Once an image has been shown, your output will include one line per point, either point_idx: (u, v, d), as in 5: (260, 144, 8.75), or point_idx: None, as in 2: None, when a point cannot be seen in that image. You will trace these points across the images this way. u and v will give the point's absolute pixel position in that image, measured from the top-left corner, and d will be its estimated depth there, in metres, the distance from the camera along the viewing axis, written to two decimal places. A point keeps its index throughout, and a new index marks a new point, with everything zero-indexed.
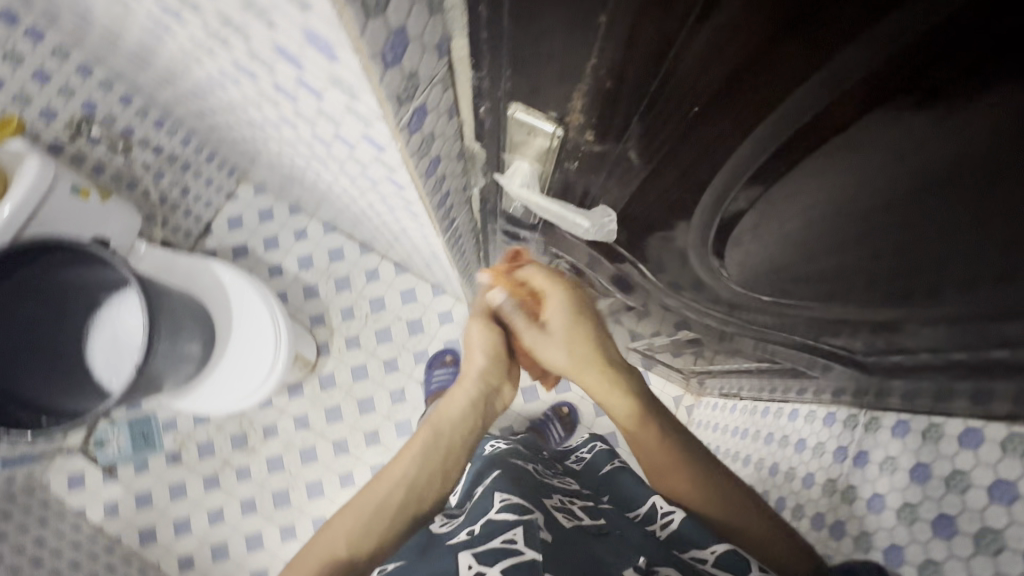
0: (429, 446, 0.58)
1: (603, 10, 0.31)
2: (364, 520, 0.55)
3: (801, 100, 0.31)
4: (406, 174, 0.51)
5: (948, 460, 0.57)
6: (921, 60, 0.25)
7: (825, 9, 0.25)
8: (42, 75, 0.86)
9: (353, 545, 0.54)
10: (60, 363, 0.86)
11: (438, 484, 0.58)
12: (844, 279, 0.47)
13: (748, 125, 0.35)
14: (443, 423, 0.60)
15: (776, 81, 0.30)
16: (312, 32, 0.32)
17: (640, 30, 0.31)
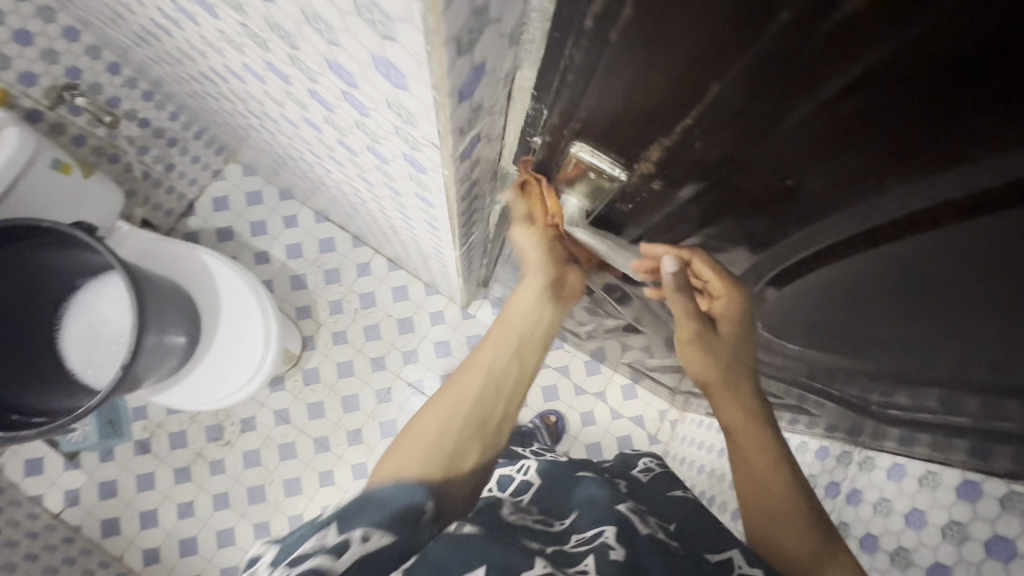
0: (508, 330, 0.59)
1: (719, 77, 0.29)
2: (457, 407, 0.53)
3: (909, 186, 0.31)
4: (444, 196, 0.49)
5: (945, 509, 0.59)
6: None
7: (948, 112, 0.25)
8: (23, 36, 0.79)
9: (446, 437, 0.50)
10: (29, 354, 0.79)
11: (517, 375, 0.57)
12: (888, 334, 0.49)
13: (841, 196, 0.35)
14: (517, 324, 0.60)
15: (889, 166, 0.30)
16: (387, 61, 0.29)
17: (757, 101, 0.30)
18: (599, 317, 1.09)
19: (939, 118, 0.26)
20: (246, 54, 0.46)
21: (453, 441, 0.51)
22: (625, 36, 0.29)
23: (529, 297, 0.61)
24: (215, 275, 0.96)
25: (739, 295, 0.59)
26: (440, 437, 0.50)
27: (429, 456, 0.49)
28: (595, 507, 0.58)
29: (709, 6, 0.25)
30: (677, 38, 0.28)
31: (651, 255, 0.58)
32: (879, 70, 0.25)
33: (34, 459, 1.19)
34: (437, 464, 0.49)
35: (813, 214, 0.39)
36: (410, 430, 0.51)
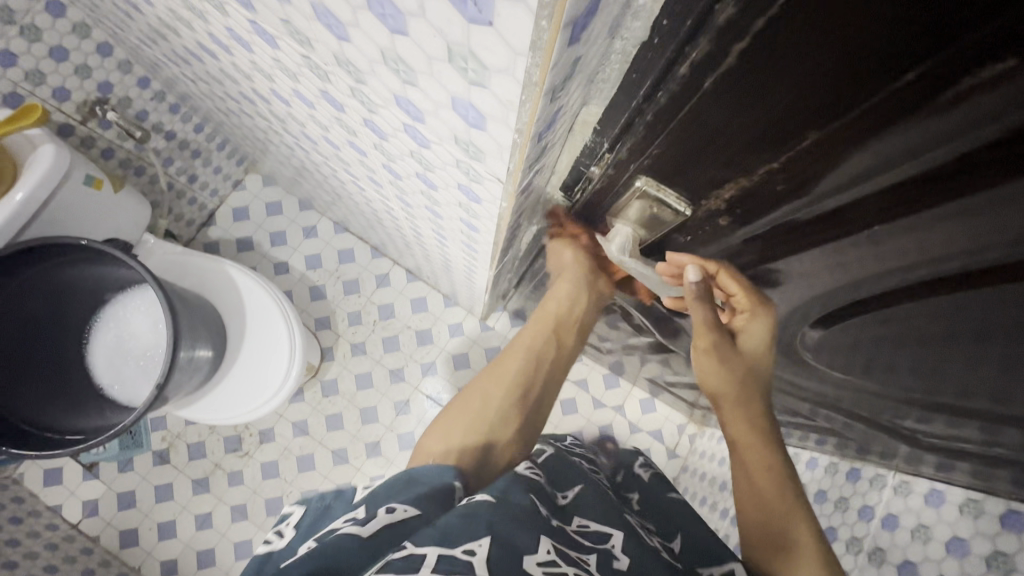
0: (540, 326, 0.77)
1: (816, 126, 0.29)
2: (496, 387, 0.73)
3: (993, 259, 0.31)
4: (493, 224, 0.48)
5: (989, 539, 0.59)
6: None
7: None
8: (60, 52, 0.79)
9: (485, 410, 0.70)
10: (60, 368, 0.79)
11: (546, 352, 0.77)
12: (942, 376, 0.48)
13: (918, 252, 0.35)
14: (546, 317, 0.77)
15: (972, 232, 0.30)
16: (468, 104, 0.29)
17: (851, 149, 0.30)
18: (622, 332, 1.09)
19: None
20: (301, 82, 0.46)
21: (491, 413, 0.70)
22: (720, 83, 0.29)
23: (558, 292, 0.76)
24: (243, 290, 0.96)
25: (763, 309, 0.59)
26: (479, 412, 0.69)
27: (468, 431, 0.67)
28: (607, 509, 0.61)
29: (826, 56, 0.25)
30: (772, 82, 0.27)
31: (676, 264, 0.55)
32: (988, 136, 0.25)
33: (53, 469, 1.19)
34: (478, 433, 0.67)
35: (887, 264, 0.38)
36: (462, 405, 0.71)
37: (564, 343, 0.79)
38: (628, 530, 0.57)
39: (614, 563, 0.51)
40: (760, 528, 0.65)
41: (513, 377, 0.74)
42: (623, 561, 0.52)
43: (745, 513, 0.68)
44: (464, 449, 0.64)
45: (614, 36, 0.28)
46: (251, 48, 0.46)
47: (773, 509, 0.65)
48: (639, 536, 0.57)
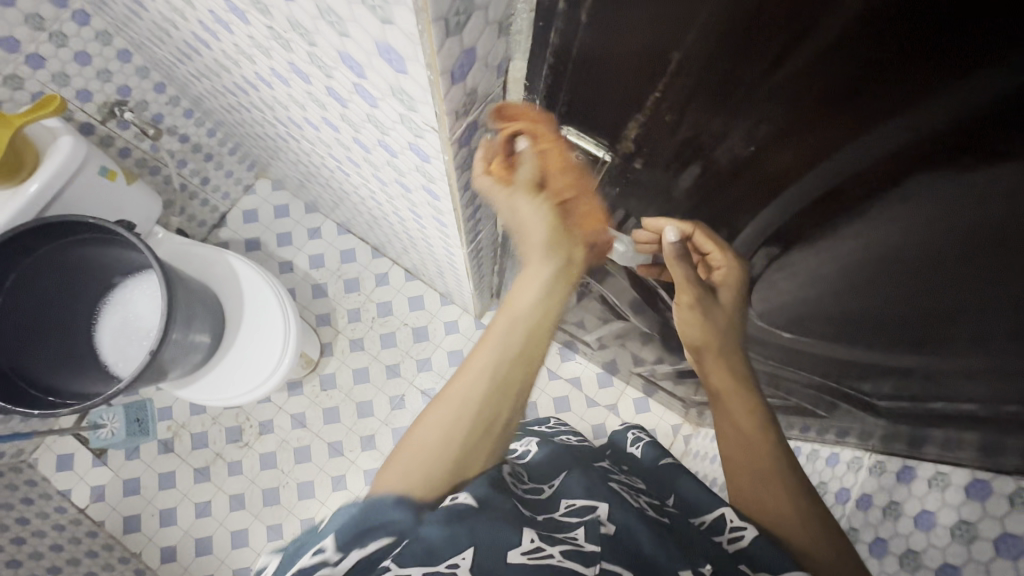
0: (508, 320, 0.49)
1: (679, 45, 0.33)
2: (455, 416, 0.47)
3: (876, 140, 0.33)
4: (446, 186, 0.52)
5: (954, 509, 0.58)
6: (982, 121, 0.28)
7: (907, 57, 0.27)
8: (83, 57, 0.88)
9: (444, 445, 0.47)
10: (73, 343, 0.86)
11: (523, 364, 0.48)
12: (877, 321, 0.50)
13: (813, 154, 0.37)
14: (522, 307, 0.49)
15: (850, 136, 0.34)
16: (387, 45, 0.33)
17: (728, 64, 0.33)
18: (610, 324, 1.10)
19: (883, 54, 0.28)
20: (273, 58, 0.51)
21: (451, 448, 0.47)
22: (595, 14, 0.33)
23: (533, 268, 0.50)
24: (242, 277, 1.01)
25: (738, 267, 0.57)
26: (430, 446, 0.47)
27: (421, 475, 0.47)
28: (588, 482, 0.60)
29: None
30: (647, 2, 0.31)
31: (653, 229, 0.58)
32: (816, 16, 0.28)
33: (66, 455, 1.25)
34: (440, 466, 0.47)
35: (795, 179, 0.40)
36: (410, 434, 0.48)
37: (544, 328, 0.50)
38: (608, 497, 0.57)
39: (602, 530, 0.51)
40: (751, 494, 0.63)
41: (473, 391, 0.47)
42: (609, 527, 0.52)
43: (731, 461, 0.65)
44: (432, 471, 0.47)
45: None
46: (230, 29, 0.53)
47: (761, 463, 0.63)
48: (618, 497, 0.58)
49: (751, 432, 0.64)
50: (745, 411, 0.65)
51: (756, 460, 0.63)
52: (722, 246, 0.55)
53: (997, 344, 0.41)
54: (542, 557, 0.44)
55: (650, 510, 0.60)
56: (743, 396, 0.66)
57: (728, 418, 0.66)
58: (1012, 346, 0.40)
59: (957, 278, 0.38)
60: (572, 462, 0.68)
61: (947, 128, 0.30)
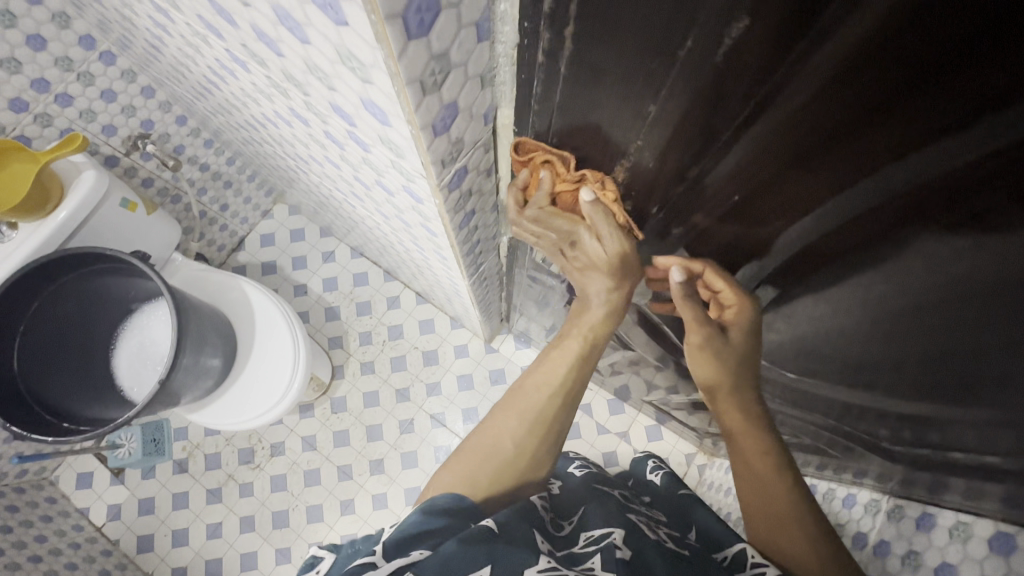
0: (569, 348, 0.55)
1: (654, 98, 0.34)
2: (525, 427, 0.53)
3: (866, 188, 0.32)
4: (440, 225, 0.53)
5: (976, 562, 0.55)
6: (960, 184, 0.27)
7: (876, 121, 0.27)
8: (109, 94, 0.92)
9: (511, 453, 0.52)
10: (90, 369, 0.88)
11: (583, 385, 0.55)
12: (884, 368, 0.48)
13: (803, 198, 0.35)
14: (594, 338, 0.55)
15: (832, 192, 0.33)
16: (369, 101, 0.34)
17: (708, 115, 0.33)
18: (619, 352, 1.08)
19: (868, 107, 0.27)
20: (276, 102, 0.53)
21: (513, 455, 0.52)
22: (572, 69, 0.34)
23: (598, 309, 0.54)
24: (254, 303, 1.03)
25: (750, 306, 0.54)
26: (501, 453, 0.51)
27: (490, 479, 0.51)
28: (608, 514, 0.59)
29: (650, 28, 0.29)
30: (621, 58, 0.32)
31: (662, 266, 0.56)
32: (782, 81, 0.28)
33: (85, 473, 1.29)
34: (506, 472, 0.52)
35: (788, 221, 0.39)
36: (475, 440, 0.53)
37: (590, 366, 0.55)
38: (628, 529, 0.56)
39: (619, 554, 0.50)
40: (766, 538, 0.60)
41: (542, 408, 0.53)
42: (626, 553, 0.51)
43: (746, 500, 0.62)
44: (498, 476, 0.51)
45: (491, 41, 0.34)
46: (235, 73, 0.55)
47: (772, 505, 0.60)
48: (635, 529, 0.57)
49: (766, 474, 0.60)
50: (760, 452, 0.61)
51: (769, 500, 0.60)
52: (732, 283, 0.53)
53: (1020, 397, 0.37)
54: None
55: (667, 543, 0.58)
56: (756, 437, 0.62)
57: (742, 457, 0.62)
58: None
59: (968, 326, 0.36)
60: (592, 493, 0.67)
61: (926, 191, 0.29)
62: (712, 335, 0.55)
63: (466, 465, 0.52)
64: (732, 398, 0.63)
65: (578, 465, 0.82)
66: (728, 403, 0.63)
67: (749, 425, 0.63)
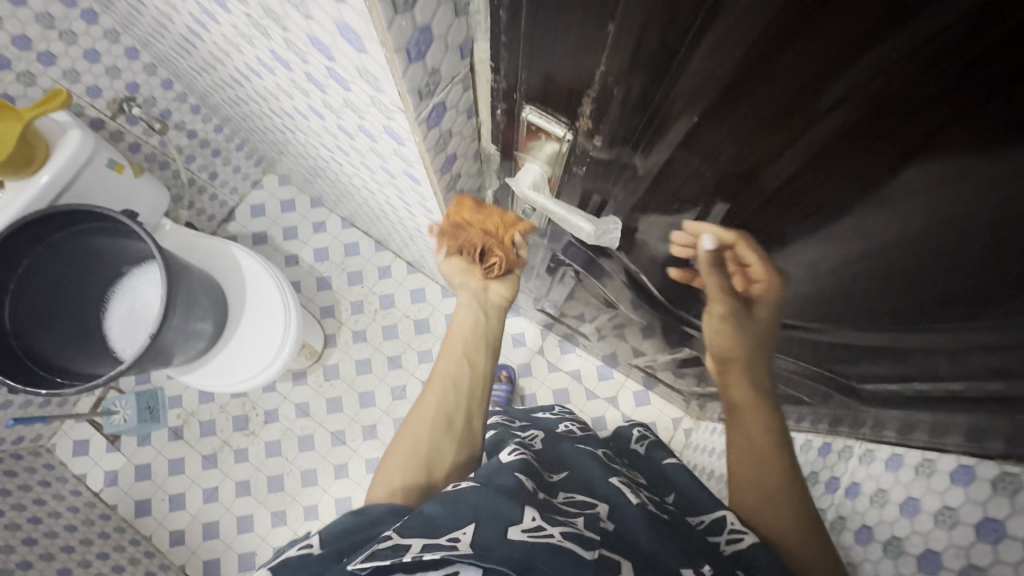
0: (452, 348, 0.66)
1: (612, 19, 0.34)
2: (426, 418, 0.60)
3: (825, 108, 0.33)
4: (422, 169, 0.53)
5: (938, 495, 0.57)
6: (904, 81, 0.28)
7: (819, 24, 0.28)
8: (93, 54, 0.92)
9: (418, 445, 0.58)
10: (84, 328, 0.90)
11: (468, 370, 0.64)
12: (856, 298, 0.50)
13: (765, 122, 0.36)
14: (464, 333, 0.67)
15: (789, 109, 0.34)
16: (343, 24, 0.35)
17: (667, 34, 0.34)
18: (606, 316, 1.10)
19: (812, 10, 0.28)
20: (257, 46, 0.53)
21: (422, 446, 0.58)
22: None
23: (461, 310, 0.68)
24: (243, 267, 1.04)
25: (777, 280, 0.55)
26: (411, 448, 0.58)
27: (404, 468, 0.56)
28: (589, 487, 0.58)
29: None
30: None
31: (693, 232, 0.56)
32: None
33: (82, 441, 1.30)
34: (421, 462, 0.57)
35: (753, 152, 0.40)
36: (392, 450, 0.59)
37: (482, 359, 0.65)
38: (613, 502, 0.54)
39: (602, 525, 0.48)
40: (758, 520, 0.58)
41: (438, 400, 0.61)
42: (609, 524, 0.49)
43: (736, 470, 0.61)
44: (416, 467, 0.56)
45: None
46: (215, 20, 0.55)
47: (768, 475, 0.58)
48: (623, 496, 0.55)
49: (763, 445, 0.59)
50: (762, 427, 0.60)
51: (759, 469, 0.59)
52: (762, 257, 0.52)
53: (988, 314, 0.40)
54: (541, 534, 0.42)
55: (651, 505, 0.56)
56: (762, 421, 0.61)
57: (742, 431, 0.61)
58: (995, 311, 0.39)
59: (935, 235, 0.37)
60: (576, 457, 0.66)
61: (873, 95, 0.30)
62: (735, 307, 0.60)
63: (387, 469, 0.56)
64: (744, 372, 0.63)
65: (563, 426, 0.80)
66: (738, 379, 0.63)
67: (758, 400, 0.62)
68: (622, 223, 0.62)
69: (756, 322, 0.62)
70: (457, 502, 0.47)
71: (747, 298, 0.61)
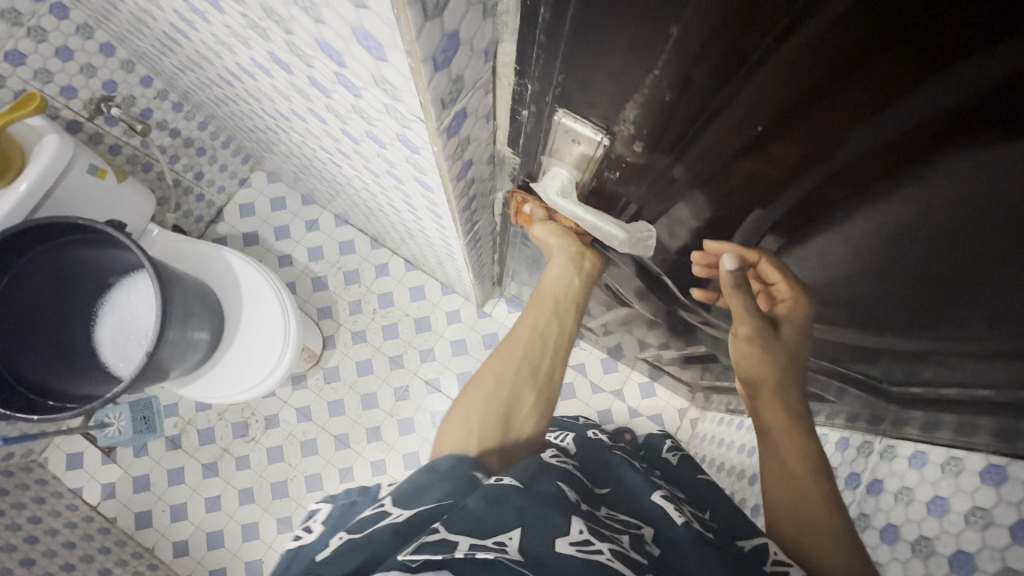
0: (541, 305, 0.71)
1: (674, 23, 0.31)
2: (506, 367, 0.65)
3: (888, 119, 0.31)
4: (437, 178, 0.50)
5: (969, 495, 0.56)
6: (994, 99, 0.26)
7: (911, 33, 0.25)
8: (66, 51, 0.86)
9: (498, 391, 0.62)
10: (72, 349, 0.85)
11: (556, 330, 0.70)
12: (884, 307, 0.48)
13: (826, 131, 0.34)
14: (550, 295, 0.71)
15: (856, 118, 0.32)
16: (363, 30, 0.31)
17: (736, 41, 0.30)
18: (612, 312, 1.09)
19: (907, 17, 0.25)
20: (253, 48, 0.49)
21: (504, 393, 0.63)
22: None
23: (555, 266, 0.71)
24: (239, 274, 1.00)
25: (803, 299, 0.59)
26: (489, 390, 0.62)
27: (485, 411, 0.60)
28: (632, 505, 0.59)
29: None
30: None
31: (712, 251, 0.57)
32: None
33: (75, 454, 1.26)
34: (498, 411, 0.61)
35: (807, 161, 0.37)
36: (467, 396, 0.63)
37: (568, 321, 0.71)
38: (653, 521, 0.55)
39: (647, 548, 0.49)
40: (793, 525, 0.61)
41: (525, 353, 0.66)
42: (655, 548, 0.50)
43: (773, 493, 0.64)
44: (490, 416, 0.60)
45: None
46: (206, 19, 0.51)
47: (809, 506, 0.61)
48: (667, 514, 0.55)
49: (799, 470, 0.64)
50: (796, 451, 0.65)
51: (800, 501, 0.62)
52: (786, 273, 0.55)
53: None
54: (591, 551, 0.42)
55: (695, 522, 0.55)
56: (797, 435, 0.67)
57: (776, 458, 0.66)
58: None
59: (984, 256, 0.35)
60: (617, 467, 0.66)
61: (953, 111, 0.28)
62: (761, 327, 0.64)
63: (466, 405, 0.61)
64: (775, 394, 0.69)
65: (592, 432, 0.82)
66: (769, 401, 0.69)
67: (792, 425, 0.67)
68: (645, 225, 0.59)
69: (783, 345, 0.65)
70: (502, 505, 0.44)
71: (775, 318, 0.65)
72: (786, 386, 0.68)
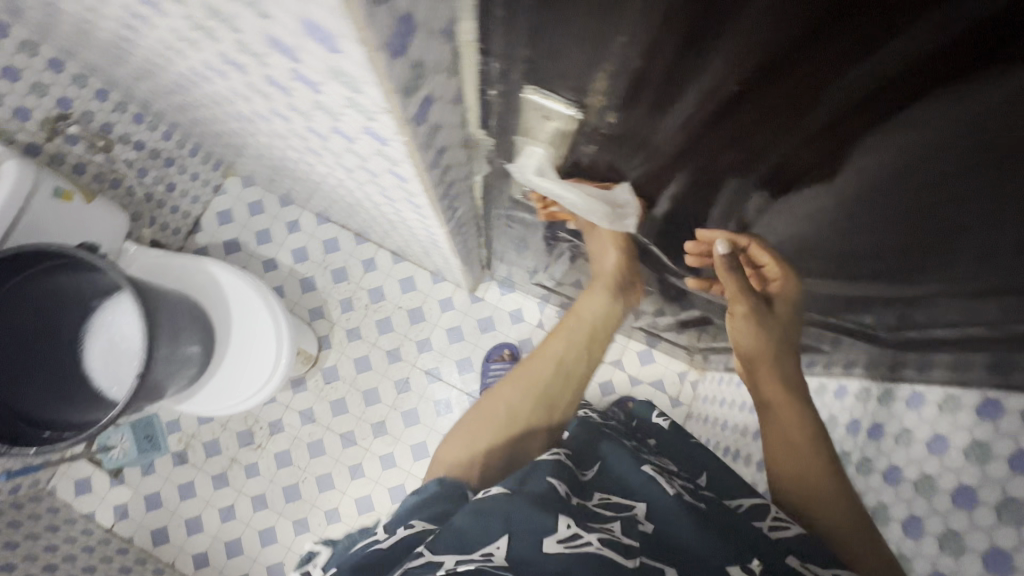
0: (576, 331, 0.80)
1: None
2: (526, 389, 0.75)
3: (863, 67, 0.30)
4: (410, 168, 0.49)
5: (967, 431, 0.57)
6: (968, 41, 0.25)
7: None
8: (11, 71, 0.83)
9: (512, 410, 0.72)
10: (60, 377, 0.83)
11: (584, 359, 0.79)
12: (871, 257, 0.48)
13: (802, 85, 0.33)
14: (581, 323, 0.80)
15: (832, 70, 0.31)
16: (310, 22, 0.30)
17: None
18: None
19: None
20: (203, 50, 0.47)
21: (518, 419, 0.72)
22: None
23: (595, 299, 0.80)
24: (224, 283, 0.99)
25: (793, 281, 0.61)
26: (501, 415, 0.71)
27: (495, 433, 0.69)
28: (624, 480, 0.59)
29: None
30: None
31: (705, 239, 0.62)
32: None
33: (83, 479, 1.26)
34: (506, 432, 0.70)
35: (787, 118, 0.37)
36: (481, 410, 0.73)
37: (597, 352, 0.81)
38: (646, 495, 0.55)
39: (640, 528, 0.50)
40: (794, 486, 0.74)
41: (547, 377, 0.76)
42: (648, 526, 0.51)
43: (780, 464, 0.76)
44: (496, 439, 0.69)
45: None
46: (150, 24, 0.49)
47: (809, 473, 0.73)
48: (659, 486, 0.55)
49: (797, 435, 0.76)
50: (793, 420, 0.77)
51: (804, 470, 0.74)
52: (775, 259, 0.59)
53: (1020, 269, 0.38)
54: (579, 544, 0.43)
55: (686, 494, 0.56)
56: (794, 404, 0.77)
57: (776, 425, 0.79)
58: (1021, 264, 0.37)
59: (966, 198, 0.34)
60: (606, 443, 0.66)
61: (929, 56, 0.27)
62: (757, 305, 0.68)
63: (479, 424, 0.70)
64: (777, 370, 0.77)
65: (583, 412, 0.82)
66: (768, 375, 0.79)
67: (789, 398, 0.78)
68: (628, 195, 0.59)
69: (776, 318, 0.69)
70: (488, 514, 0.46)
71: (766, 296, 0.67)
72: (783, 361, 0.75)
